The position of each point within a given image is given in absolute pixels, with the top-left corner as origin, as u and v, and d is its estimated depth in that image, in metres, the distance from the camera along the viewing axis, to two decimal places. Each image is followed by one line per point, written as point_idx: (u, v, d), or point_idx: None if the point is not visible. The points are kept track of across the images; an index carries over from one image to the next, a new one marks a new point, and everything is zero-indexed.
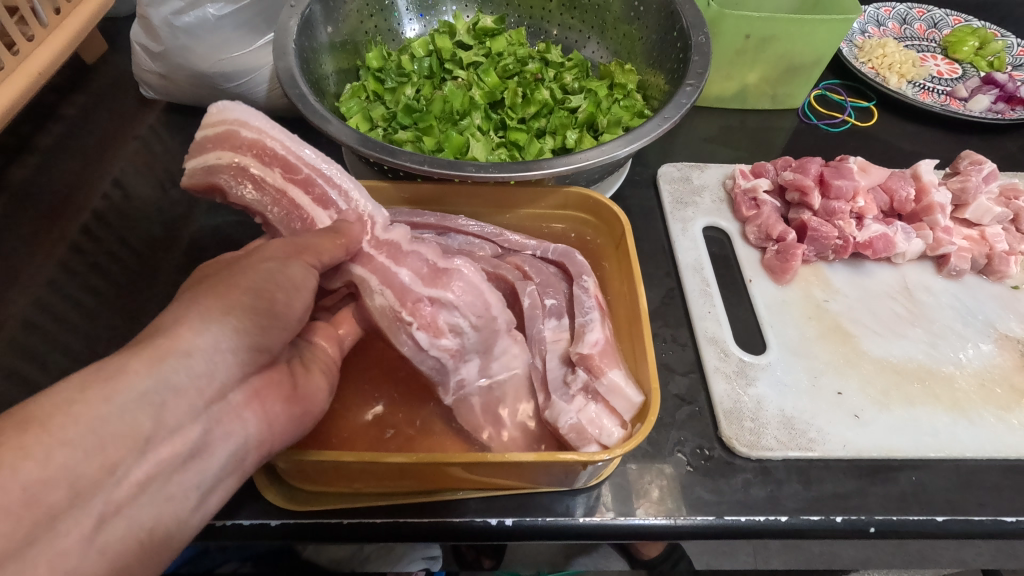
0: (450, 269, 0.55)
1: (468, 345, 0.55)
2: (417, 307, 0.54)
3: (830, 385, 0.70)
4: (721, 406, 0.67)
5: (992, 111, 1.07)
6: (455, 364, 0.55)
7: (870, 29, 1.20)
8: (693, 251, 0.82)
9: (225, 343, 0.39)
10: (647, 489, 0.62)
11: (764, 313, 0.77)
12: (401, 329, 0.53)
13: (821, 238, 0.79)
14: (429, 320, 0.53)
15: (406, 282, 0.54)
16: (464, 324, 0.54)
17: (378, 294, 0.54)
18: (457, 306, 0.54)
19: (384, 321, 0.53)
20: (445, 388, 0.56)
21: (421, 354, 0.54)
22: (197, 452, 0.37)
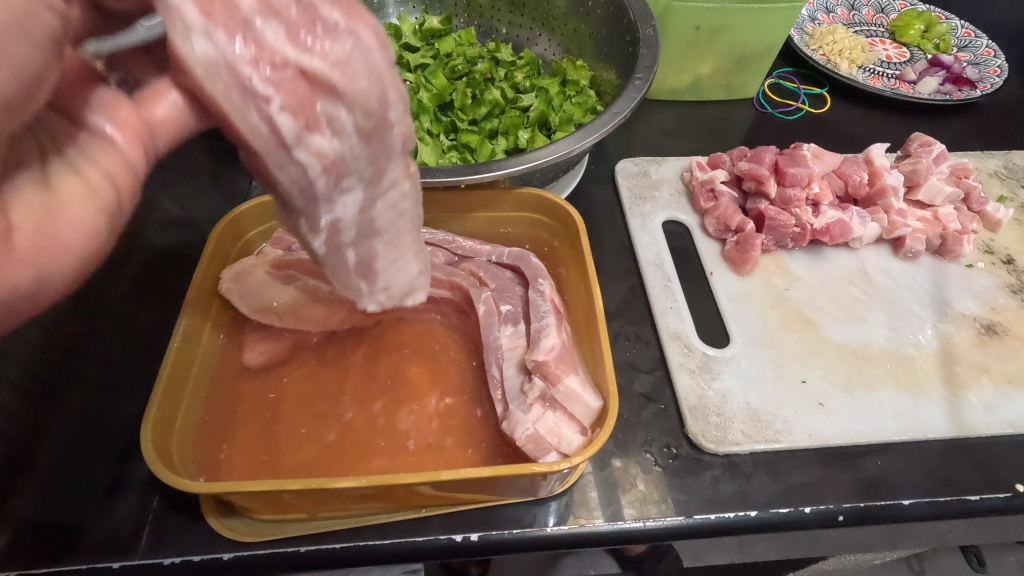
0: (338, 28, 0.38)
1: (350, 155, 0.42)
2: (282, 77, 0.37)
3: (793, 374, 0.70)
4: (686, 403, 0.66)
5: (940, 92, 1.08)
6: (330, 189, 0.42)
7: (820, 16, 1.21)
8: (653, 247, 0.81)
9: None
10: (636, 483, 0.61)
11: (726, 306, 0.76)
12: (253, 105, 0.36)
13: (779, 226, 0.79)
14: (303, 104, 0.38)
15: (265, 29, 0.35)
16: (348, 121, 0.40)
17: (202, 37, 0.33)
18: (344, 95, 0.39)
19: (222, 83, 0.35)
20: (310, 222, 0.44)
21: (282, 153, 0.39)
22: None
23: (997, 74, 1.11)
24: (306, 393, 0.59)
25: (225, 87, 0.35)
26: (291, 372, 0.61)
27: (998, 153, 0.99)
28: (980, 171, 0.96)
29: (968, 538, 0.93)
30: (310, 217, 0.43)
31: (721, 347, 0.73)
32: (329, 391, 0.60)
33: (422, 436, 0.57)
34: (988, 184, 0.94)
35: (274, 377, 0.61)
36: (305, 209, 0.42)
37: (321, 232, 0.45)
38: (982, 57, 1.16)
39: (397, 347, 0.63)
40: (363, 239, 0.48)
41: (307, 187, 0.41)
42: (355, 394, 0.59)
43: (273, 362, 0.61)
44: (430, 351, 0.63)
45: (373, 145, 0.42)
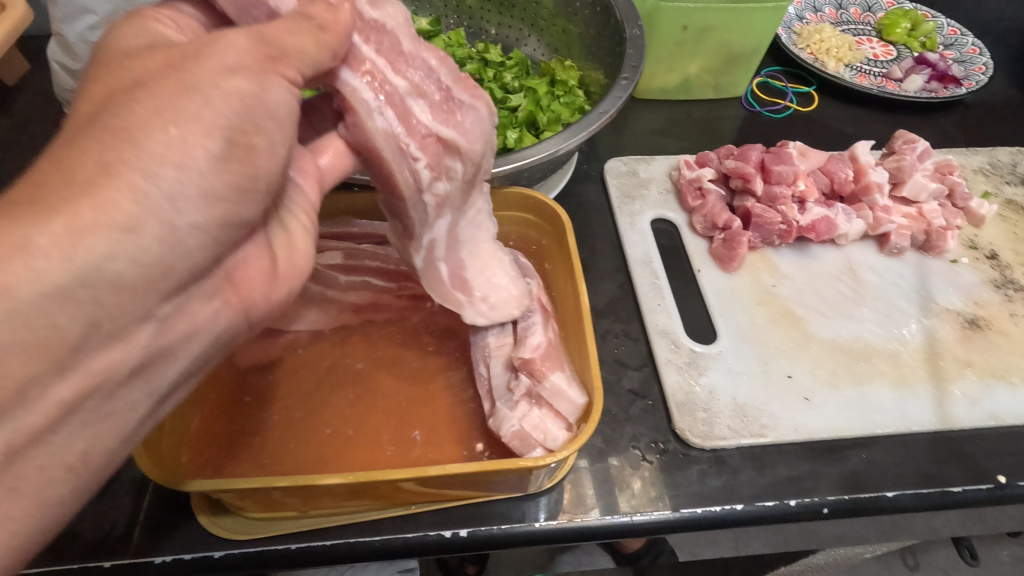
0: (461, 102, 0.47)
1: (454, 194, 0.50)
2: (426, 141, 0.46)
3: (780, 369, 0.70)
4: (674, 398, 0.67)
5: (926, 90, 1.09)
6: (436, 219, 0.51)
7: (807, 15, 1.23)
8: (642, 245, 0.82)
9: (186, 217, 0.33)
10: (628, 481, 0.62)
11: (713, 303, 0.77)
12: (402, 162, 0.46)
13: (765, 224, 0.80)
14: (435, 160, 0.47)
15: (414, 107, 0.45)
16: (459, 168, 0.49)
17: (377, 114, 0.43)
18: (464, 152, 0.48)
19: (387, 147, 0.44)
20: (417, 245, 0.53)
21: (415, 196, 0.48)
22: (154, 361, 0.35)
23: (982, 72, 1.12)
24: (296, 392, 0.60)
25: (387, 151, 0.44)
26: (279, 371, 0.62)
27: (983, 150, 1.00)
28: (965, 168, 0.97)
29: (959, 530, 0.93)
30: (421, 241, 0.52)
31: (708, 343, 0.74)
32: (317, 389, 0.60)
33: (412, 432, 0.57)
34: (973, 181, 0.95)
35: (263, 375, 0.61)
36: (418, 234, 0.51)
37: (425, 253, 0.53)
38: (968, 55, 1.17)
39: (386, 347, 0.64)
40: (460, 265, 0.56)
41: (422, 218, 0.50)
42: (346, 393, 0.60)
43: (263, 360, 0.62)
44: (418, 351, 0.63)
45: (474, 187, 0.51)
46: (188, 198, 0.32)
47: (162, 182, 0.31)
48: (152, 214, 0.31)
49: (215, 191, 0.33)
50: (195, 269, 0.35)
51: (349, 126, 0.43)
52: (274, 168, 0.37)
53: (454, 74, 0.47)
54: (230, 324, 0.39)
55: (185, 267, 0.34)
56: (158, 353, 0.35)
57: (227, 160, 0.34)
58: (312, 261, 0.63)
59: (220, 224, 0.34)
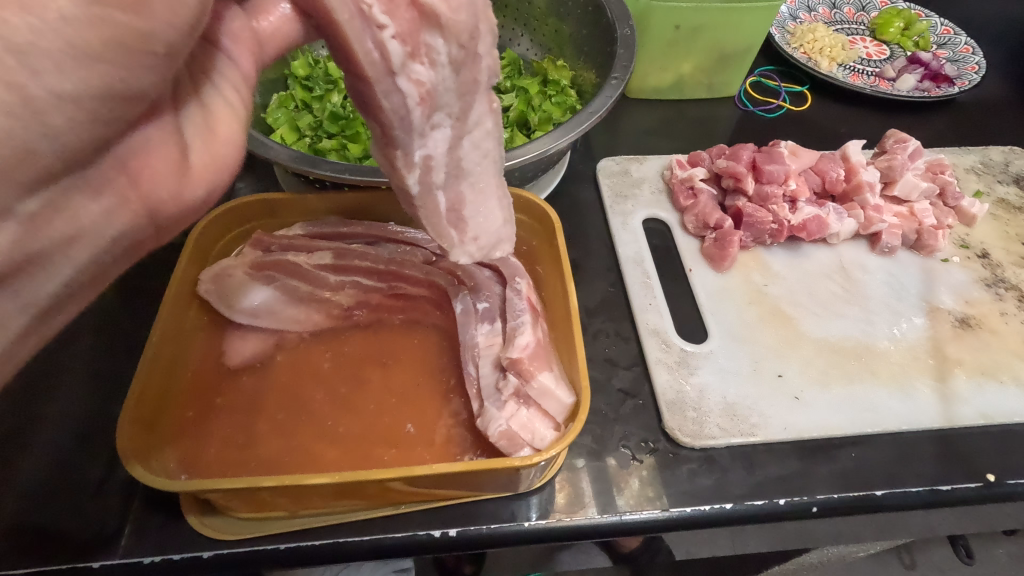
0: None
1: (440, 84, 0.45)
2: (395, 6, 0.40)
3: (771, 368, 0.70)
4: (664, 398, 0.67)
5: (919, 89, 1.09)
6: (423, 120, 0.46)
7: (801, 15, 1.23)
8: (633, 245, 0.82)
9: (51, 86, 0.27)
10: (622, 481, 0.62)
11: (704, 302, 0.77)
12: (368, 32, 0.40)
13: (756, 223, 0.80)
14: (408, 33, 0.42)
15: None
16: (442, 48, 0.43)
17: None
18: (444, 25, 0.42)
19: (346, 9, 0.38)
20: (408, 160, 0.48)
21: (389, 80, 0.42)
22: (31, 263, 0.31)
23: (975, 71, 1.12)
24: (285, 392, 0.60)
25: (349, 14, 0.39)
26: (269, 371, 0.62)
27: (975, 148, 1.00)
28: (957, 167, 0.97)
29: (957, 530, 0.93)
30: (407, 151, 0.47)
31: (699, 342, 0.74)
32: (307, 389, 0.60)
33: (400, 432, 0.57)
34: (965, 179, 0.95)
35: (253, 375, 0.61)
36: (401, 141, 0.47)
37: (414, 167, 0.49)
38: (961, 54, 1.17)
39: (376, 348, 0.64)
40: (452, 180, 0.51)
41: (403, 116, 0.45)
42: (335, 393, 0.60)
43: (253, 361, 0.62)
44: (407, 350, 0.63)
45: (463, 77, 0.45)
46: (45, 54, 0.27)
47: (11, 32, 0.25)
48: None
49: (86, 49, 0.28)
50: (77, 153, 0.30)
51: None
52: (172, 27, 0.30)
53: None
54: (130, 225, 0.35)
55: (52, 152, 0.29)
56: (31, 257, 0.31)
57: (102, 10, 0.27)
58: (302, 261, 0.63)
59: (99, 95, 0.29)
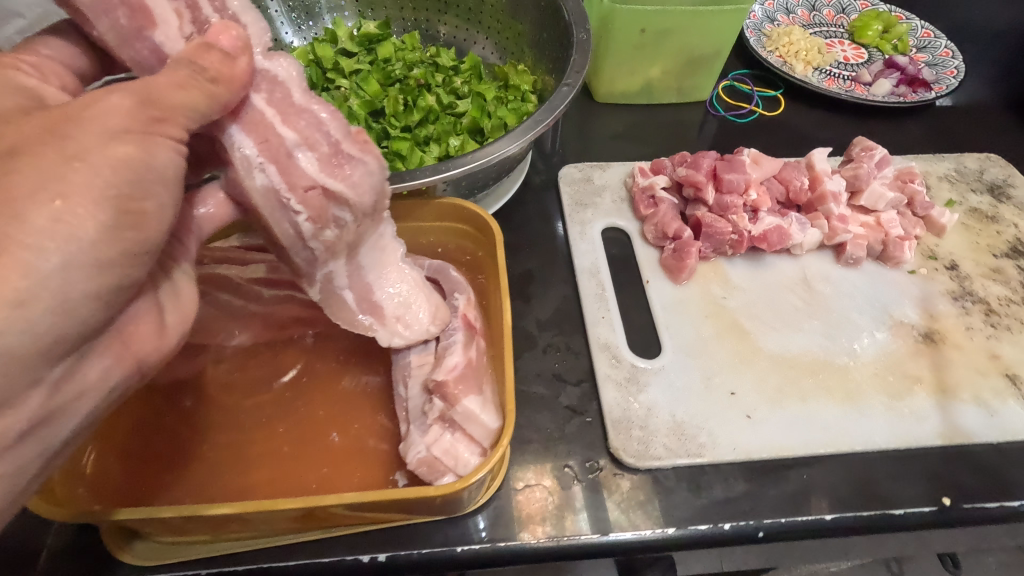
0: (352, 156, 0.44)
1: (346, 239, 0.48)
2: (307, 195, 0.44)
3: (723, 385, 0.68)
4: (610, 415, 0.65)
5: (894, 94, 1.06)
6: (329, 262, 0.49)
7: (778, 17, 1.22)
8: (590, 255, 0.80)
9: (78, 288, 0.33)
10: (566, 505, 0.60)
11: (659, 315, 0.75)
12: (284, 215, 0.45)
13: (715, 233, 0.77)
14: (319, 209, 0.45)
15: (300, 160, 0.43)
16: (349, 217, 0.46)
17: (259, 171, 0.43)
18: (350, 202, 0.45)
19: (265, 202, 0.44)
20: (314, 284, 0.52)
21: (300, 243, 0.47)
22: (45, 421, 0.35)
23: (953, 76, 1.10)
24: (212, 409, 0.58)
25: (266, 204, 0.44)
26: (201, 389, 0.60)
27: (949, 156, 0.98)
28: (930, 174, 0.95)
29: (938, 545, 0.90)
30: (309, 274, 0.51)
31: (652, 356, 0.71)
32: (238, 409, 0.59)
33: (327, 451, 0.56)
34: (937, 188, 0.93)
35: (181, 395, 0.59)
36: (306, 272, 0.51)
37: (315, 283, 0.52)
38: (941, 58, 1.14)
39: (309, 362, 0.62)
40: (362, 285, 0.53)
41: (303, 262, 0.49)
42: (263, 408, 0.58)
43: (183, 379, 0.60)
44: (343, 365, 0.62)
45: None
46: (79, 268, 0.33)
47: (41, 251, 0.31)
48: (46, 288, 0.32)
49: (105, 259, 0.34)
50: (87, 331, 0.35)
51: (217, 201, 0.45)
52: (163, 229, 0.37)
53: (345, 126, 0.44)
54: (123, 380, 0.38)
55: (76, 331, 0.34)
56: (48, 413, 0.35)
57: (118, 229, 0.34)
58: (234, 274, 0.61)
59: (110, 290, 0.35)
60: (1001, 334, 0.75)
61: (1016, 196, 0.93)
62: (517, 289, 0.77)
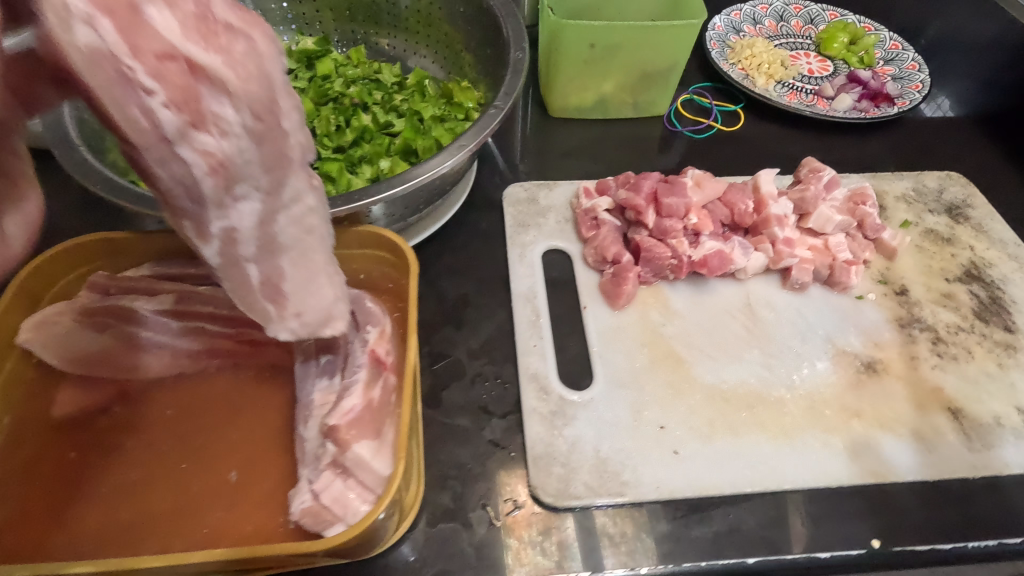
0: (232, 27, 0.35)
1: (238, 158, 0.38)
2: (163, 67, 0.34)
3: (652, 420, 0.66)
4: (532, 451, 0.63)
5: (856, 109, 1.04)
6: (216, 193, 0.38)
7: (744, 28, 1.20)
8: (527, 279, 0.78)
9: None
10: (482, 549, 0.58)
11: (594, 343, 0.73)
12: (133, 99, 0.33)
13: (654, 259, 0.75)
14: (186, 95, 0.35)
15: (154, 18, 0.33)
16: (232, 116, 0.36)
17: (88, 27, 0.31)
18: (230, 88, 0.35)
19: (101, 76, 0.32)
20: (201, 235, 0.41)
21: (164, 148, 0.35)
22: None
23: (918, 90, 1.07)
24: (110, 446, 0.56)
25: (104, 80, 0.32)
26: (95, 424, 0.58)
27: (909, 174, 0.95)
28: (887, 194, 0.92)
29: None
30: (198, 221, 0.40)
31: (583, 387, 0.69)
32: (133, 441, 0.57)
33: (222, 487, 0.54)
34: (894, 208, 0.90)
35: (76, 432, 0.57)
36: (191, 211, 0.39)
37: (212, 241, 0.41)
38: (907, 71, 1.12)
39: (214, 391, 0.60)
40: (267, 256, 0.44)
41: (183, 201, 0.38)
42: (162, 444, 0.57)
43: (80, 416, 0.58)
44: (248, 392, 0.60)
45: (266, 149, 0.38)
46: None
47: None
48: None
49: None
50: None
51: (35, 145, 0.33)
52: None
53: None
54: None
55: None
56: None
57: None
58: (140, 307, 0.59)
59: None
60: (946, 364, 0.73)
61: (974, 216, 0.90)
62: (450, 315, 0.75)
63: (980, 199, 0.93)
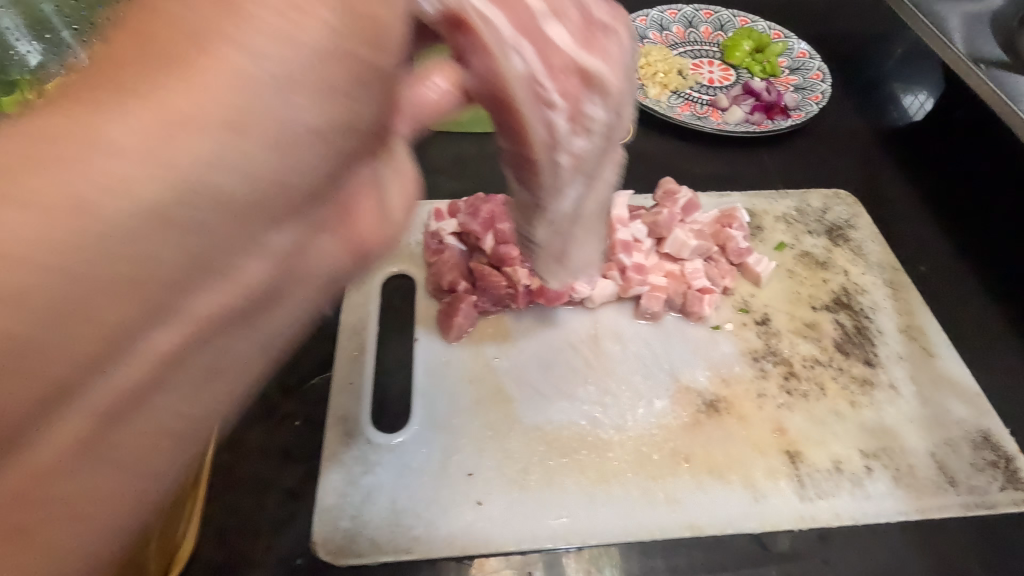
0: (606, 29, 0.37)
1: (592, 155, 0.39)
2: (479, 60, 0.32)
3: (460, 466, 0.62)
4: (320, 503, 0.59)
5: (748, 122, 0.98)
6: (568, 174, 0.38)
7: (648, 35, 1.15)
8: (360, 309, 0.73)
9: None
10: None
11: (418, 379, 0.68)
12: (539, 112, 0.35)
13: (489, 287, 0.71)
14: (569, 91, 0.36)
15: (553, 27, 0.35)
16: (601, 115, 0.37)
17: (518, 51, 0.33)
18: (609, 89, 0.37)
19: (524, 93, 0.34)
20: (550, 219, 0.41)
21: (552, 144, 0.37)
22: None
23: (817, 101, 1.02)
24: None
25: (530, 92, 0.34)
26: None
27: (793, 192, 0.91)
28: (767, 214, 0.87)
29: None
30: (541, 207, 0.40)
31: (396, 430, 0.65)
32: None
33: None
34: (771, 229, 0.85)
35: None
36: (529, 204, 0.40)
37: (550, 224, 0.42)
38: (811, 81, 1.06)
39: None
40: (581, 226, 0.43)
41: (559, 179, 0.38)
42: None
43: None
44: None
45: (615, 133, 0.39)
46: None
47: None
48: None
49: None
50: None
51: (481, 67, 0.32)
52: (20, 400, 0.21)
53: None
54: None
55: None
56: None
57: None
58: None
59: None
60: (794, 403, 0.68)
61: (855, 239, 0.85)
62: None
63: (865, 219, 0.88)
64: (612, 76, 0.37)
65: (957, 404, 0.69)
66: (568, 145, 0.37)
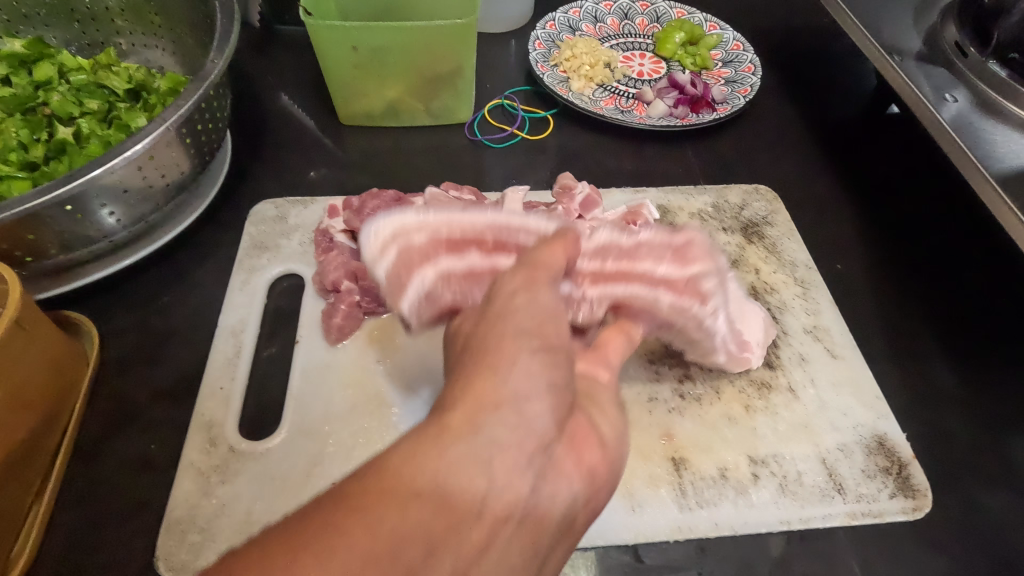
0: (671, 253, 0.59)
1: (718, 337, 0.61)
2: (641, 301, 0.58)
3: (325, 476, 0.60)
4: (169, 515, 0.57)
5: (671, 116, 0.96)
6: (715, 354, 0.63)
7: (581, 27, 1.11)
8: (241, 311, 0.71)
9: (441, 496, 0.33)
10: None
11: (293, 383, 0.65)
12: (687, 313, 0.58)
13: (372, 288, 0.68)
14: (705, 293, 0.58)
15: (656, 275, 0.58)
16: (715, 279, 0.59)
17: (661, 276, 0.58)
18: (714, 268, 0.58)
19: (676, 314, 0.58)
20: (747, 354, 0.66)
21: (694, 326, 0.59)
22: None
23: (745, 94, 0.99)
24: None
25: (674, 314, 0.58)
26: None
27: (712, 187, 0.88)
28: (682, 211, 0.84)
29: None
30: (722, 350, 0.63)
31: (263, 438, 0.63)
32: None
33: None
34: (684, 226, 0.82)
35: None
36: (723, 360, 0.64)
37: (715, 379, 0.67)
38: (742, 73, 1.03)
39: None
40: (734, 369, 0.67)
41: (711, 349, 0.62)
42: None
43: None
44: None
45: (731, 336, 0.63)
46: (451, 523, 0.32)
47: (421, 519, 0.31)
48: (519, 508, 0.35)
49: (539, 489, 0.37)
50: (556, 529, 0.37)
51: (640, 311, 0.58)
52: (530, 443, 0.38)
53: (664, 236, 0.59)
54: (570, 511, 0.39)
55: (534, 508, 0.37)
56: None
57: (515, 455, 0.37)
58: None
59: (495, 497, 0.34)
60: (687, 407, 0.65)
61: (770, 235, 0.82)
62: (146, 350, 0.68)
63: (783, 215, 0.85)
64: (711, 265, 0.58)
65: (854, 407, 0.66)
66: (709, 317, 0.59)
